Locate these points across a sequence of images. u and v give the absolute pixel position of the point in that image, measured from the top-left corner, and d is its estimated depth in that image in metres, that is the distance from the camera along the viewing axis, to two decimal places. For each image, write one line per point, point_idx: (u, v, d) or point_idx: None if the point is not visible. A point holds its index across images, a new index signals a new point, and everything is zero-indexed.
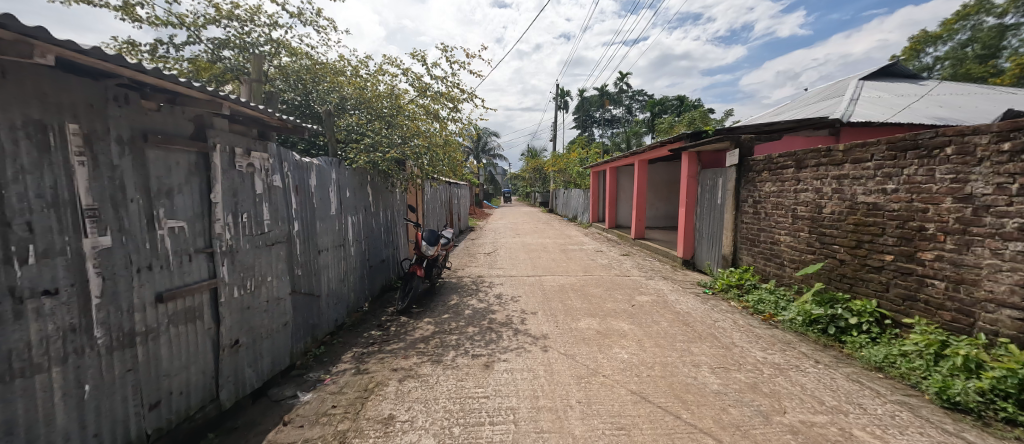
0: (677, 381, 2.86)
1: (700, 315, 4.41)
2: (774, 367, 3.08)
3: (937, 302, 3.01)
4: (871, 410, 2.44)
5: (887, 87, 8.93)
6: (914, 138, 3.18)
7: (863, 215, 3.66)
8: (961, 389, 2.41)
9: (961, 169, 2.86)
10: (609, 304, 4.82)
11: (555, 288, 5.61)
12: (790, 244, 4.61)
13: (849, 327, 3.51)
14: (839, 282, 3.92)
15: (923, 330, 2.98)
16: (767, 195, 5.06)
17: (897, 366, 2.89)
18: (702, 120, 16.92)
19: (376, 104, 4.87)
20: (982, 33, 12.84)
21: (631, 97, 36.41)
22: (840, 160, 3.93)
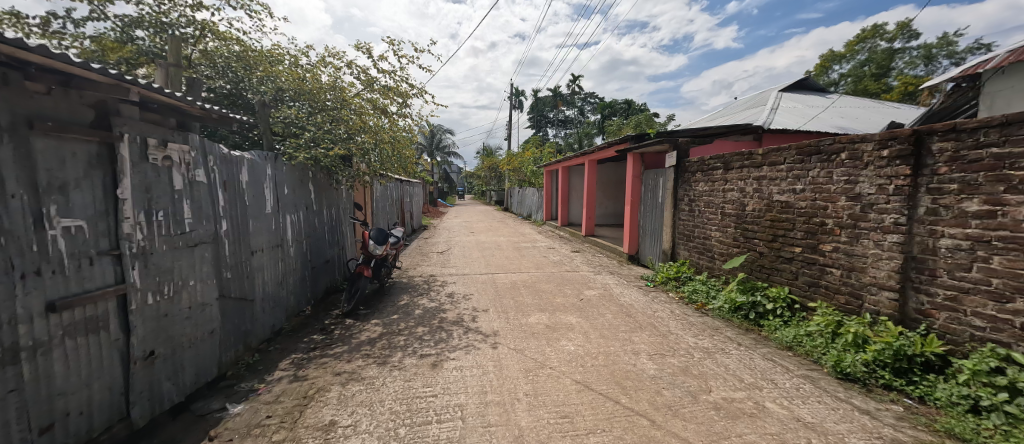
0: (618, 368, 3.03)
1: (642, 306, 4.69)
2: (703, 351, 3.36)
3: (835, 288, 3.44)
4: (781, 384, 2.76)
5: (800, 99, 10.03)
6: (817, 144, 3.62)
7: (778, 212, 4.09)
8: (851, 362, 2.80)
9: (853, 171, 3.29)
10: (559, 299, 4.97)
11: (507, 285, 5.67)
12: (719, 239, 5.04)
13: (766, 312, 3.93)
14: (759, 273, 4.36)
15: (825, 312, 3.41)
16: (700, 194, 5.48)
17: (803, 344, 3.29)
18: (647, 123, 17.91)
19: (318, 97, 4.61)
20: (876, 55, 14.83)
21: (582, 99, 37.57)
22: (759, 163, 4.36)
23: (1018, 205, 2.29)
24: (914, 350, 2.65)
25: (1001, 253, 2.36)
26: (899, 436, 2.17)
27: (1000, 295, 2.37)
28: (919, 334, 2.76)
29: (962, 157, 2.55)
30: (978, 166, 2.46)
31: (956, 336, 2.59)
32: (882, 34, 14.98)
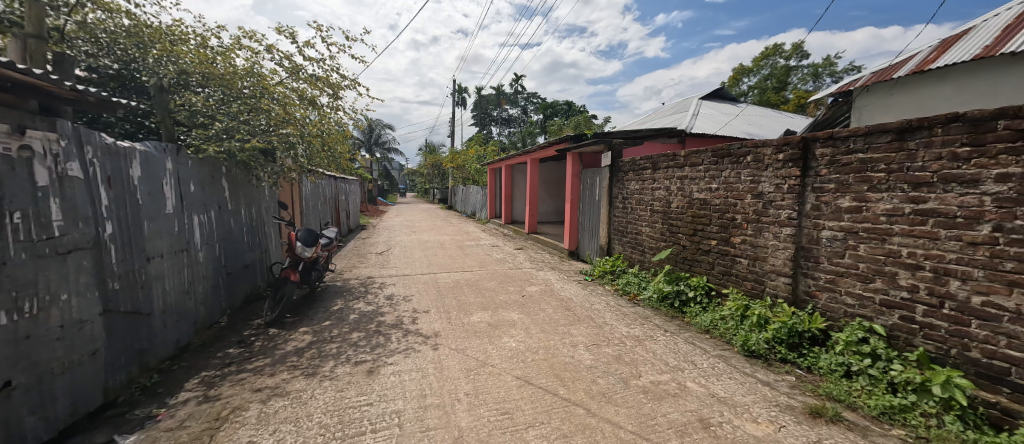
0: (557, 361, 3.12)
1: (580, 299, 4.88)
2: (634, 338, 3.58)
3: (743, 275, 3.85)
4: (699, 365, 3.04)
5: (717, 107, 11.09)
6: (728, 147, 4.01)
7: (698, 209, 4.47)
8: (756, 340, 3.18)
9: (756, 172, 3.69)
10: (501, 297, 4.99)
11: (449, 284, 5.57)
12: (648, 234, 5.40)
13: (689, 299, 4.29)
14: (682, 264, 4.74)
15: (735, 297, 3.81)
16: (632, 192, 5.82)
17: (718, 327, 3.65)
18: (585, 124, 18.65)
19: (233, 84, 4.08)
20: (777, 70, 16.89)
21: (524, 98, 38.11)
22: (682, 164, 4.73)
23: (876, 201, 2.72)
24: (804, 327, 3.07)
25: (865, 242, 2.80)
26: (793, 402, 2.50)
27: (864, 277, 2.81)
28: (807, 313, 3.19)
29: (837, 161, 2.97)
30: (849, 168, 2.89)
31: (834, 312, 3.03)
32: (780, 52, 17.07)
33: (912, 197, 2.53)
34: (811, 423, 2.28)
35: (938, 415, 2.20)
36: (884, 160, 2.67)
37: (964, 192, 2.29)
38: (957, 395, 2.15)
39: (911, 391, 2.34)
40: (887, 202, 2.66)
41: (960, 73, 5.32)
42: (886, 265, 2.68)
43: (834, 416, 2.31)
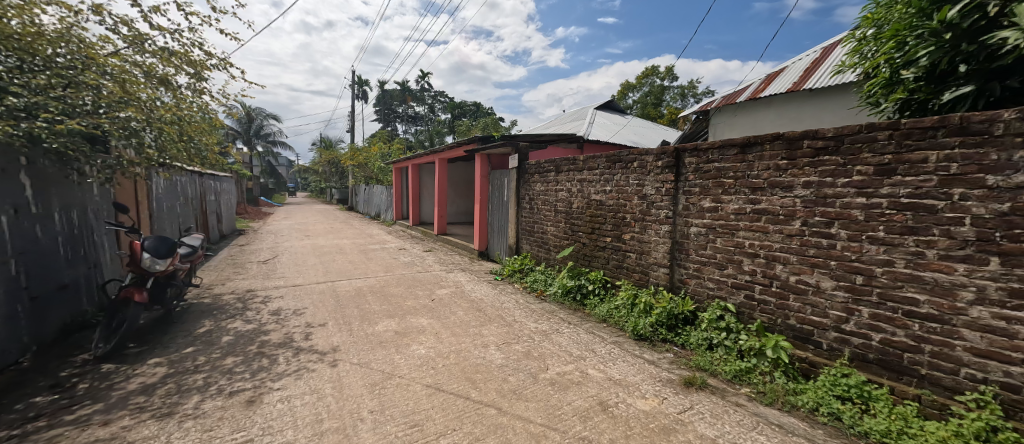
0: (469, 364, 3.06)
1: (491, 299, 4.90)
2: (542, 333, 3.72)
3: (632, 268, 4.27)
4: (599, 352, 3.28)
5: (609, 116, 12.23)
6: (619, 154, 4.40)
7: (595, 209, 4.83)
8: (643, 325, 3.60)
9: (641, 176, 4.11)
10: (409, 302, 4.74)
11: (349, 293, 5.10)
12: (553, 233, 5.67)
13: (589, 292, 4.64)
14: (582, 260, 5.08)
15: (626, 288, 4.23)
16: (537, 194, 6.05)
17: (613, 316, 4.02)
18: (493, 127, 18.97)
19: (38, 49, 2.96)
20: (656, 88, 19.32)
21: (431, 97, 37.18)
22: (581, 167, 5.06)
23: (728, 202, 3.24)
24: (678, 309, 3.54)
25: (720, 236, 3.32)
26: (672, 376, 2.87)
27: (721, 265, 3.33)
28: (681, 297, 3.68)
29: (700, 169, 3.47)
30: (709, 175, 3.39)
31: (699, 295, 3.53)
32: (658, 73, 19.57)
33: (751, 198, 3.06)
34: (685, 393, 2.63)
35: (771, 372, 2.76)
36: (733, 169, 3.19)
37: (784, 194, 2.84)
38: (782, 354, 2.72)
39: (753, 355, 2.88)
40: (735, 203, 3.18)
41: (783, 100, 6.64)
42: (734, 254, 3.21)
43: (700, 384, 2.71)
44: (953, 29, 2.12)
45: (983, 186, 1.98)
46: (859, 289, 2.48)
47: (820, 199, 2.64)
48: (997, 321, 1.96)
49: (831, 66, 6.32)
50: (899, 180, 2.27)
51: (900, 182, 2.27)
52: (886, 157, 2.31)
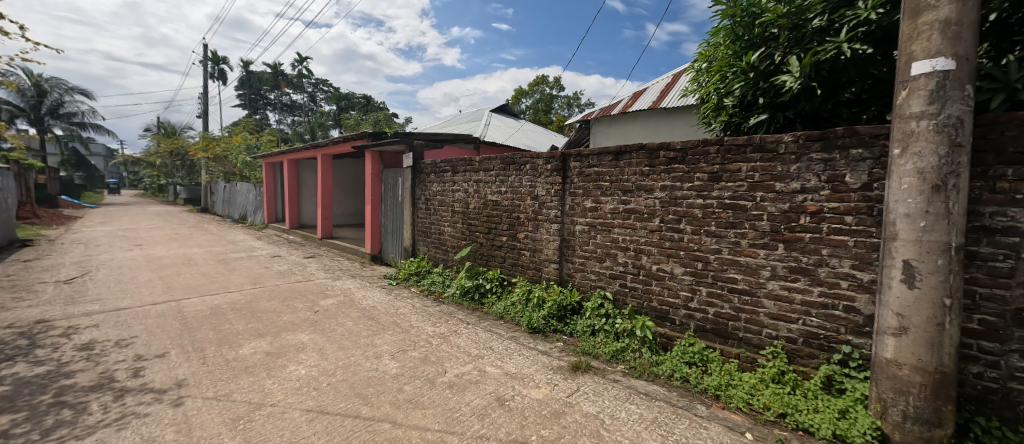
0: (358, 379, 2.84)
1: (384, 306, 4.63)
2: (439, 336, 3.65)
3: (526, 265, 4.48)
4: (496, 349, 3.36)
5: (503, 119, 12.65)
6: (513, 156, 4.55)
7: (491, 209, 4.92)
8: (536, 319, 3.81)
9: (533, 178, 4.31)
10: (285, 317, 4.19)
11: (205, 312, 4.28)
12: (450, 234, 5.61)
13: (487, 291, 4.73)
14: (479, 260, 5.14)
15: (521, 284, 4.41)
16: (433, 194, 5.90)
17: (509, 312, 4.17)
18: (385, 122, 17.95)
19: None
20: (546, 95, 20.66)
21: (312, 85, 33.47)
22: (477, 168, 5.09)
23: (605, 202, 3.62)
24: (566, 300, 3.84)
25: (600, 232, 3.69)
26: (562, 363, 3.10)
27: (600, 258, 3.71)
28: (568, 289, 3.99)
29: (583, 172, 3.80)
30: (590, 178, 3.74)
31: (584, 287, 3.88)
32: (547, 82, 20.92)
33: (623, 199, 3.47)
34: (573, 376, 2.87)
35: (639, 349, 3.18)
36: (609, 173, 3.57)
37: (647, 196, 3.29)
38: (647, 332, 3.16)
39: (626, 336, 3.28)
40: (611, 203, 3.57)
41: (646, 115, 7.70)
42: (611, 249, 3.60)
43: (585, 367, 2.98)
44: (753, 69, 2.72)
45: (774, 190, 2.59)
46: (700, 274, 3.02)
47: (672, 200, 3.13)
48: (784, 291, 2.60)
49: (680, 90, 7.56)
50: (724, 186, 2.83)
51: (724, 186, 2.82)
52: (715, 166, 2.85)
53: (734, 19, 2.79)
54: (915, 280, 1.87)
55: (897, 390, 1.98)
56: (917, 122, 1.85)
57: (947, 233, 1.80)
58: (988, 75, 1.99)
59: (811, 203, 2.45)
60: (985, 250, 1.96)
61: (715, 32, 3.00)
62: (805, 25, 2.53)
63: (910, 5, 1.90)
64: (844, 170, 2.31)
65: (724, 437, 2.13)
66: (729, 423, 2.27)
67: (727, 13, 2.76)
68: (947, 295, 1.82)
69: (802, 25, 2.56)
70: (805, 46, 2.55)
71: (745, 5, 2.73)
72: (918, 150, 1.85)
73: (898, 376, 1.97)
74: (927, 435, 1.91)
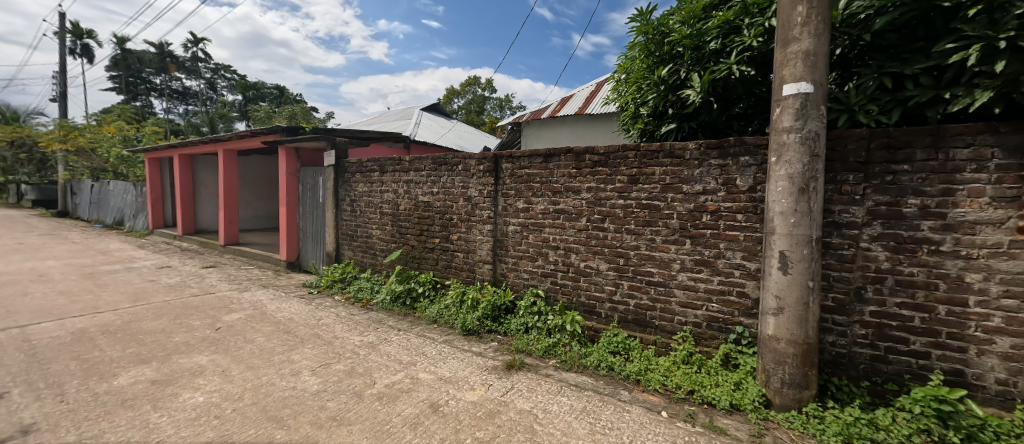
0: (273, 400, 2.56)
1: (303, 317, 4.26)
2: (367, 346, 3.46)
3: (459, 267, 4.45)
4: (430, 354, 3.29)
5: (434, 119, 12.39)
6: (445, 157, 4.47)
7: (423, 211, 4.77)
8: (470, 320, 3.81)
9: (465, 179, 4.28)
10: (178, 338, 3.64)
11: (67, 340, 3.54)
12: (379, 236, 5.35)
13: (418, 295, 4.62)
14: (410, 263, 4.98)
15: (455, 286, 4.37)
16: (359, 195, 5.57)
17: (443, 315, 4.11)
18: (302, 117, 16.49)
19: None
20: (478, 96, 20.69)
21: (212, 71, 29.59)
22: (406, 168, 4.91)
23: (537, 203, 3.74)
24: (500, 300, 3.90)
25: (532, 232, 3.80)
26: (496, 363, 3.13)
27: (532, 257, 3.82)
28: (502, 289, 4.05)
29: (515, 174, 3.88)
30: (521, 180, 3.83)
31: (517, 286, 3.96)
32: (479, 83, 20.96)
33: (553, 200, 3.62)
34: (507, 375, 2.92)
35: (569, 342, 3.33)
36: (539, 175, 3.69)
37: (575, 197, 3.47)
38: (576, 326, 3.33)
39: (557, 331, 3.42)
40: (542, 204, 3.70)
41: (573, 120, 8.09)
42: (543, 248, 3.73)
43: (519, 365, 3.05)
44: (664, 83, 3.02)
45: (682, 192, 2.91)
46: (622, 269, 3.26)
47: (597, 201, 3.34)
48: (691, 281, 2.92)
49: (603, 98, 8.07)
50: (641, 188, 3.09)
51: (641, 188, 3.09)
52: (633, 170, 3.11)
53: (647, 36, 3.07)
54: (788, 268, 2.24)
55: (776, 361, 2.33)
56: (788, 135, 2.21)
57: (810, 227, 2.18)
58: (836, 99, 2.45)
59: (711, 203, 2.79)
60: (836, 241, 2.41)
61: (632, 47, 3.27)
62: (704, 46, 2.87)
63: (781, 36, 2.25)
64: (735, 174, 2.68)
65: (644, 418, 2.33)
66: (647, 405, 2.48)
67: (642, 30, 3.03)
68: (810, 279, 2.20)
69: (702, 46, 2.90)
70: (705, 65, 2.88)
71: (656, 24, 3.02)
72: (789, 159, 2.21)
73: (777, 349, 2.32)
74: (798, 396, 2.28)
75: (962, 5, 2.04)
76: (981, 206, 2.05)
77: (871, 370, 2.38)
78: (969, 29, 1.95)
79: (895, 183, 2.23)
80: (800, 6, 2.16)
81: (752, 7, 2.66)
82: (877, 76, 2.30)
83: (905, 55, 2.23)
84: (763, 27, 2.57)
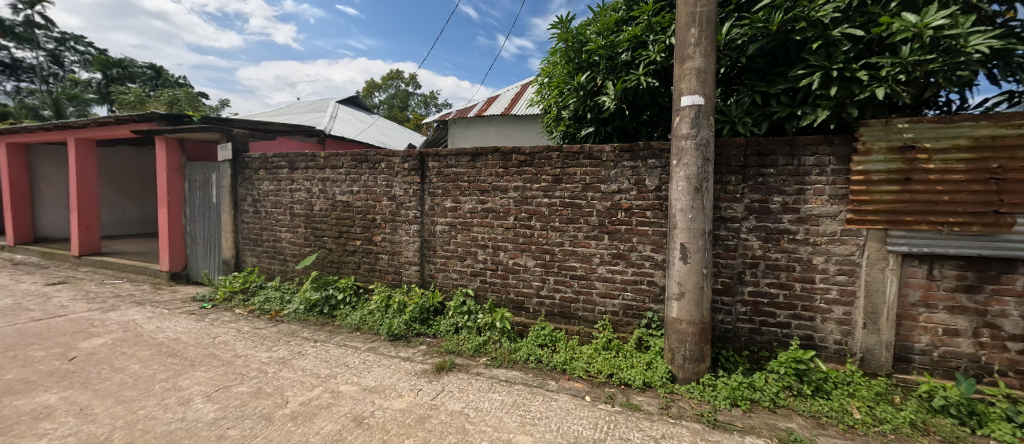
0: (156, 434, 2.16)
1: (194, 336, 3.69)
2: (277, 362, 3.13)
3: (384, 269, 4.24)
4: (352, 365, 3.09)
5: (352, 113, 11.60)
6: (365, 153, 4.21)
7: (342, 211, 4.45)
8: (397, 325, 3.66)
9: (389, 177, 4.10)
10: (11, 375, 2.88)
11: None
12: (289, 240, 4.86)
13: (338, 302, 4.30)
14: (328, 268, 4.61)
15: (380, 290, 4.15)
16: (265, 194, 5.00)
17: (366, 322, 3.89)
18: None
19: None
20: (400, 91, 19.85)
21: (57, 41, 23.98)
22: (322, 165, 4.53)
23: (465, 202, 3.73)
24: (429, 302, 3.81)
25: (460, 232, 3.79)
26: (426, 366, 3.06)
27: (461, 257, 3.81)
28: (430, 290, 3.96)
29: (442, 173, 3.82)
30: (448, 179, 3.78)
31: (446, 286, 3.92)
32: (402, 78, 20.15)
33: (481, 199, 3.64)
34: (437, 378, 2.87)
35: (499, 339, 3.39)
36: (467, 174, 3.69)
37: (503, 196, 3.54)
38: (506, 323, 3.40)
39: (487, 329, 3.46)
40: (470, 203, 3.70)
41: (499, 120, 8.19)
42: (472, 247, 3.74)
43: (450, 366, 3.02)
44: (583, 89, 3.23)
45: (600, 191, 3.14)
46: (548, 264, 3.41)
47: (523, 200, 3.45)
48: (609, 273, 3.17)
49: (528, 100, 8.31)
50: (564, 187, 3.27)
51: (564, 188, 3.26)
52: (557, 170, 3.27)
53: (567, 43, 3.26)
54: (687, 257, 2.55)
55: (679, 339, 2.65)
56: (685, 141, 2.51)
57: (703, 222, 2.52)
58: (721, 111, 2.84)
59: (625, 201, 3.06)
60: (723, 233, 2.81)
61: (553, 52, 3.43)
62: (617, 57, 3.12)
63: (679, 54, 2.55)
64: (644, 175, 2.98)
65: (569, 404, 2.47)
66: (573, 391, 2.64)
67: (562, 37, 3.21)
68: (704, 266, 2.55)
69: (614, 57, 3.14)
70: (617, 74, 3.13)
71: (574, 33, 3.21)
72: (686, 162, 2.52)
73: (680, 329, 2.64)
74: (697, 369, 2.62)
75: (808, 39, 2.52)
76: (823, 202, 2.57)
77: (750, 341, 2.83)
78: (813, 60, 2.42)
79: (765, 183, 2.68)
80: (692, 29, 2.47)
81: (655, 25, 2.96)
82: (751, 93, 2.72)
83: (771, 77, 2.67)
84: (665, 44, 2.87)
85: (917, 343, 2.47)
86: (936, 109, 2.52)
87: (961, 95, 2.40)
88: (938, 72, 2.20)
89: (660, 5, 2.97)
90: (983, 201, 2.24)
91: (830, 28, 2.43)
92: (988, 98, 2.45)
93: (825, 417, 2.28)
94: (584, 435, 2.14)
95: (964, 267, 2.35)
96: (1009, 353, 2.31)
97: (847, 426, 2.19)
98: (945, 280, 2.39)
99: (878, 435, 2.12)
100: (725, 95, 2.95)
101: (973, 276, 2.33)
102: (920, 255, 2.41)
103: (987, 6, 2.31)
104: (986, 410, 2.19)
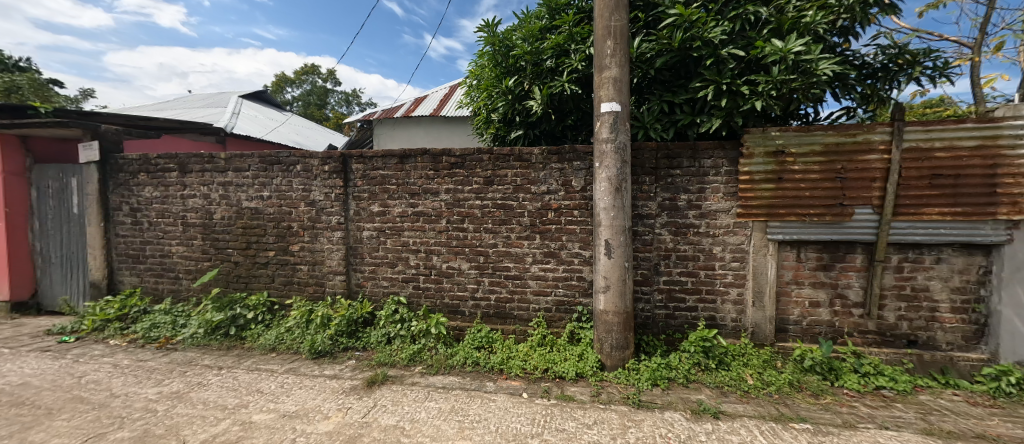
0: None
1: (49, 377, 3.00)
2: (170, 398, 2.69)
3: (304, 282, 3.87)
4: (267, 391, 2.77)
5: (260, 109, 10.43)
6: (277, 154, 3.82)
7: (250, 219, 3.98)
8: (321, 341, 3.37)
9: (307, 181, 3.76)
10: None
11: None
12: (182, 255, 4.21)
13: (247, 322, 3.82)
14: (235, 283, 4.09)
15: (299, 305, 3.78)
16: (148, 201, 4.26)
17: (284, 341, 3.53)
18: None
19: None
20: (317, 87, 18.37)
21: None
22: (223, 168, 4.00)
23: (393, 206, 3.57)
24: (357, 313, 3.58)
25: (390, 237, 3.62)
26: (355, 383, 2.87)
27: (392, 263, 3.64)
28: (359, 300, 3.73)
29: (367, 176, 3.61)
30: (375, 181, 3.59)
31: (376, 295, 3.72)
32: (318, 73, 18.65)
33: (411, 202, 3.52)
34: (368, 393, 2.71)
35: (435, 345, 3.31)
36: (395, 176, 3.54)
37: (434, 198, 3.46)
38: (442, 328, 3.33)
39: (422, 337, 3.35)
40: (399, 207, 3.56)
41: (428, 121, 8.00)
42: (402, 253, 3.60)
43: (382, 379, 2.86)
44: (510, 92, 3.31)
45: (531, 192, 3.23)
46: (483, 266, 3.42)
47: (456, 203, 3.41)
48: (541, 271, 3.29)
49: (457, 102, 8.26)
50: (496, 188, 3.30)
51: (496, 189, 3.30)
52: (488, 172, 3.30)
53: (494, 47, 3.32)
54: (611, 252, 2.74)
55: (606, 330, 2.84)
56: (606, 145, 2.70)
57: (623, 219, 2.73)
58: (636, 117, 3.12)
59: (554, 202, 3.20)
60: (640, 228, 3.07)
61: (481, 55, 3.46)
62: (542, 63, 3.23)
63: (598, 63, 2.73)
64: (571, 176, 3.14)
65: (507, 403, 2.50)
66: (511, 390, 2.68)
67: (490, 41, 3.26)
68: (625, 260, 2.76)
69: (540, 63, 3.25)
70: (543, 80, 3.24)
71: (501, 37, 3.28)
72: (607, 164, 2.71)
73: (607, 320, 2.83)
74: (622, 355, 2.84)
75: (703, 57, 2.87)
76: (719, 199, 2.95)
77: (666, 325, 3.13)
78: (708, 75, 2.77)
79: (673, 183, 2.99)
80: (608, 41, 2.67)
81: (576, 35, 3.12)
82: (660, 101, 3.03)
83: (674, 88, 3.00)
84: (585, 53, 3.06)
85: (792, 315, 2.95)
86: (799, 119, 3.04)
87: (815, 109, 2.93)
88: (799, 90, 2.66)
89: (580, 16, 3.15)
90: (832, 196, 2.75)
91: (720, 47, 2.80)
92: (833, 112, 3.03)
93: (727, 386, 2.61)
94: (522, 431, 2.18)
95: (821, 250, 2.87)
96: (854, 317, 2.86)
97: (744, 392, 2.54)
98: (809, 261, 2.89)
99: (765, 396, 2.50)
100: (637, 103, 3.23)
101: (828, 257, 2.86)
102: (791, 241, 2.89)
103: (830, 38, 2.84)
104: (840, 365, 2.71)
